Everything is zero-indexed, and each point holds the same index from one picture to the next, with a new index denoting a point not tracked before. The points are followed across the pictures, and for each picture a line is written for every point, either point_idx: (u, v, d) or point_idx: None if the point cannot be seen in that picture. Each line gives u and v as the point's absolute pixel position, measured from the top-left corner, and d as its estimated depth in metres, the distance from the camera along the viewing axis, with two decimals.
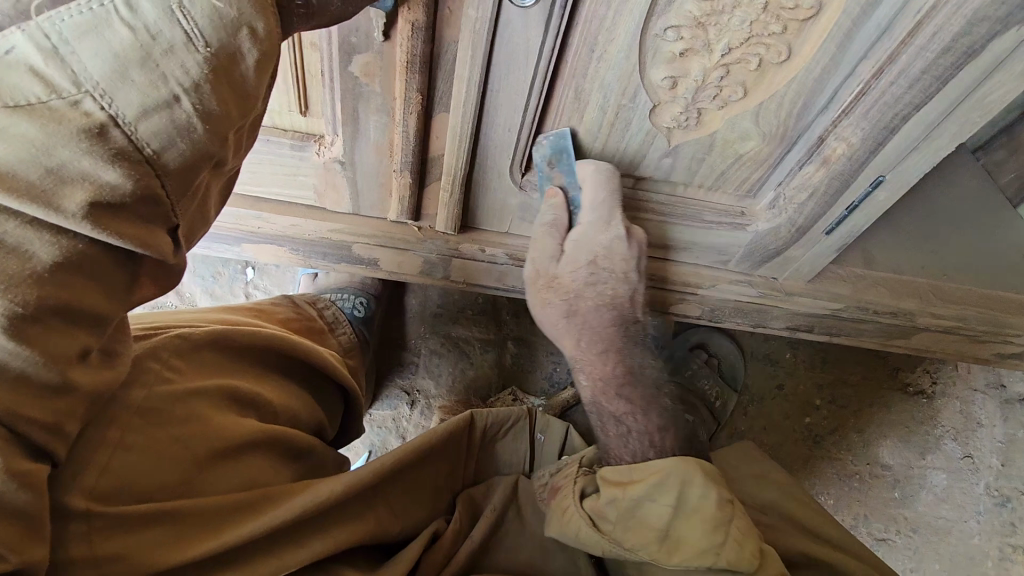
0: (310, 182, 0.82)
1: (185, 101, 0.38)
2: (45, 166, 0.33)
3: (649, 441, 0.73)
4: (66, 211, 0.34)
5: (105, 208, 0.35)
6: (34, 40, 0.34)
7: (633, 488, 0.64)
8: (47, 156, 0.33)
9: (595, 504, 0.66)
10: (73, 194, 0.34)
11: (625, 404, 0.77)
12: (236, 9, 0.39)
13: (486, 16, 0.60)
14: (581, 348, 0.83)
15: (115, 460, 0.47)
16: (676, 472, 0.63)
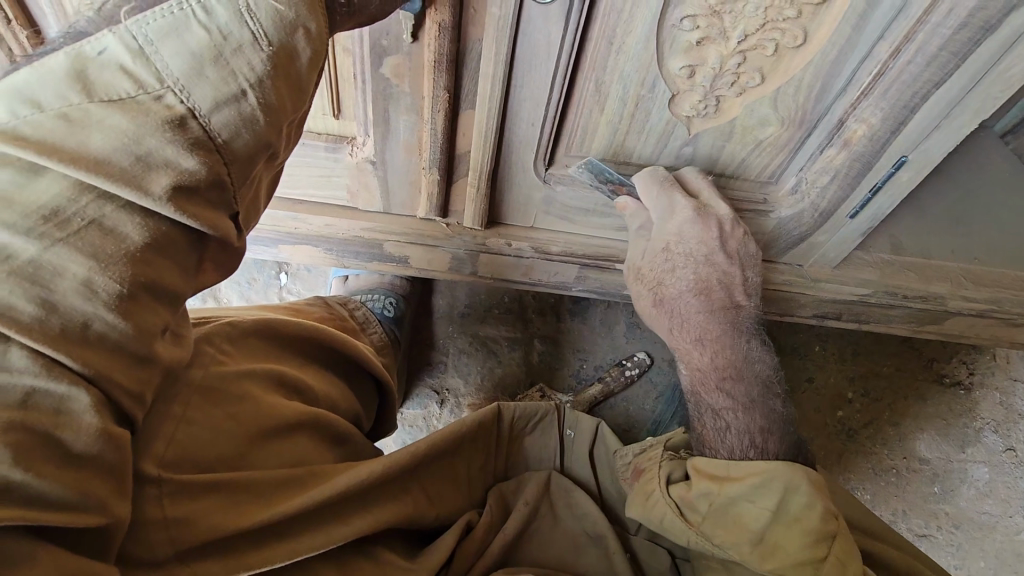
0: (343, 182, 0.86)
1: (251, 95, 0.41)
2: (134, 153, 0.36)
3: (749, 439, 0.71)
4: (153, 193, 0.37)
5: (184, 193, 0.38)
6: (124, 41, 0.38)
7: (731, 485, 0.65)
8: (136, 144, 0.36)
9: (684, 494, 0.67)
10: (158, 178, 0.37)
11: (727, 399, 0.76)
12: (293, 11, 0.43)
13: (509, 14, 0.63)
14: (682, 338, 0.83)
15: (179, 432, 0.49)
16: (782, 477, 0.63)
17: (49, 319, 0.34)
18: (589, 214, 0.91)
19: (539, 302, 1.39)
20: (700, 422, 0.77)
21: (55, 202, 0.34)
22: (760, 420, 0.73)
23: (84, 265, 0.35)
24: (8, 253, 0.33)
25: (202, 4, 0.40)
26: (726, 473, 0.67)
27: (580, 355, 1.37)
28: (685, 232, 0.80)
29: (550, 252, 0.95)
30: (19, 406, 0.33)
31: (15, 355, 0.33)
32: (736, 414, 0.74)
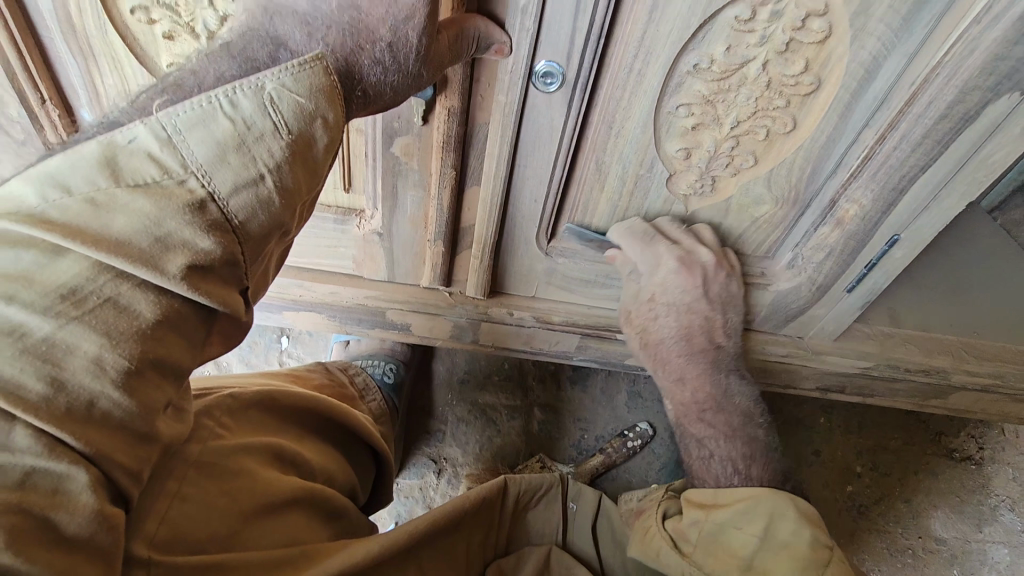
0: (350, 252, 0.88)
1: (269, 180, 0.42)
2: (154, 235, 0.38)
3: (731, 464, 0.76)
4: (168, 272, 0.37)
5: (198, 271, 0.39)
6: (154, 130, 0.40)
7: (719, 511, 0.66)
8: (156, 226, 0.38)
9: (677, 526, 0.68)
10: (175, 258, 0.38)
11: (708, 429, 0.80)
12: (314, 103, 0.45)
13: (514, 101, 0.66)
14: (665, 373, 0.87)
15: (172, 510, 0.48)
16: (769, 501, 0.64)
17: (57, 398, 0.34)
18: (590, 285, 0.93)
19: (540, 369, 1.38)
20: (689, 455, 0.81)
21: (74, 281, 0.35)
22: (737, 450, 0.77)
23: (97, 342, 0.35)
24: (23, 330, 0.33)
25: (230, 97, 0.42)
26: (714, 501, 0.68)
27: (581, 424, 1.35)
28: (669, 282, 0.83)
29: (552, 321, 0.96)
30: (18, 486, 0.32)
31: (19, 433, 0.32)
32: (719, 443, 0.78)
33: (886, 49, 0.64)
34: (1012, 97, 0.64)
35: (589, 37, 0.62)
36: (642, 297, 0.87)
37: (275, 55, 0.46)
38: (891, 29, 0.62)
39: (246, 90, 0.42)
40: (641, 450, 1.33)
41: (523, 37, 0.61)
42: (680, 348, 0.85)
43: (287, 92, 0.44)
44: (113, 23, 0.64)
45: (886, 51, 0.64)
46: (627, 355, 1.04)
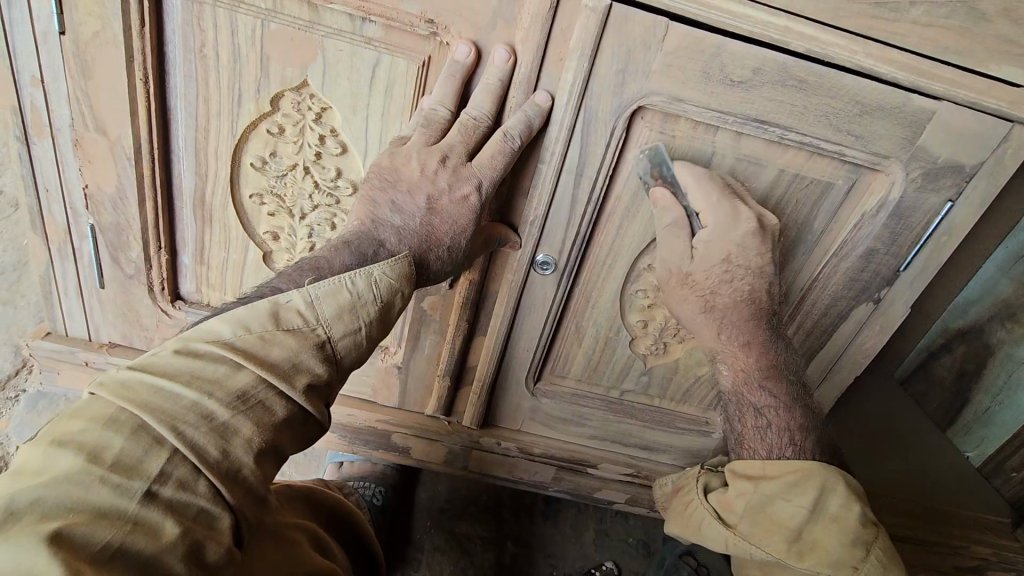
0: (371, 380, 1.06)
1: (364, 330, 0.64)
2: (293, 362, 0.57)
3: (787, 437, 0.84)
4: (297, 388, 0.56)
5: (311, 388, 0.58)
6: (302, 296, 0.61)
7: (768, 485, 0.81)
8: (296, 355, 0.57)
9: (723, 501, 0.85)
10: (301, 378, 0.57)
11: (770, 398, 0.86)
12: (399, 283, 0.68)
13: (518, 279, 0.91)
14: (721, 339, 0.87)
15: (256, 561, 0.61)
16: (819, 480, 0.79)
17: (222, 462, 0.50)
18: (567, 423, 1.11)
19: (514, 503, 1.49)
20: (743, 418, 0.88)
21: (245, 387, 0.53)
22: (793, 422, 0.85)
23: (250, 428, 0.52)
24: (212, 416, 0.51)
25: (351, 277, 0.64)
26: (761, 474, 0.83)
27: (550, 560, 1.43)
28: (749, 244, 0.79)
29: (534, 453, 1.12)
30: (192, 519, 0.47)
31: (200, 483, 0.48)
32: (779, 415, 0.85)
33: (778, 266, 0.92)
34: (868, 305, 0.92)
35: (576, 241, 0.89)
36: (698, 258, 0.82)
37: (376, 251, 0.72)
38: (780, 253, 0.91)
39: (361, 275, 0.64)
40: None
41: (530, 239, 0.87)
42: (741, 324, 0.85)
43: (386, 275, 0.66)
44: (234, 201, 0.89)
45: (777, 268, 0.92)
46: (596, 488, 1.20)
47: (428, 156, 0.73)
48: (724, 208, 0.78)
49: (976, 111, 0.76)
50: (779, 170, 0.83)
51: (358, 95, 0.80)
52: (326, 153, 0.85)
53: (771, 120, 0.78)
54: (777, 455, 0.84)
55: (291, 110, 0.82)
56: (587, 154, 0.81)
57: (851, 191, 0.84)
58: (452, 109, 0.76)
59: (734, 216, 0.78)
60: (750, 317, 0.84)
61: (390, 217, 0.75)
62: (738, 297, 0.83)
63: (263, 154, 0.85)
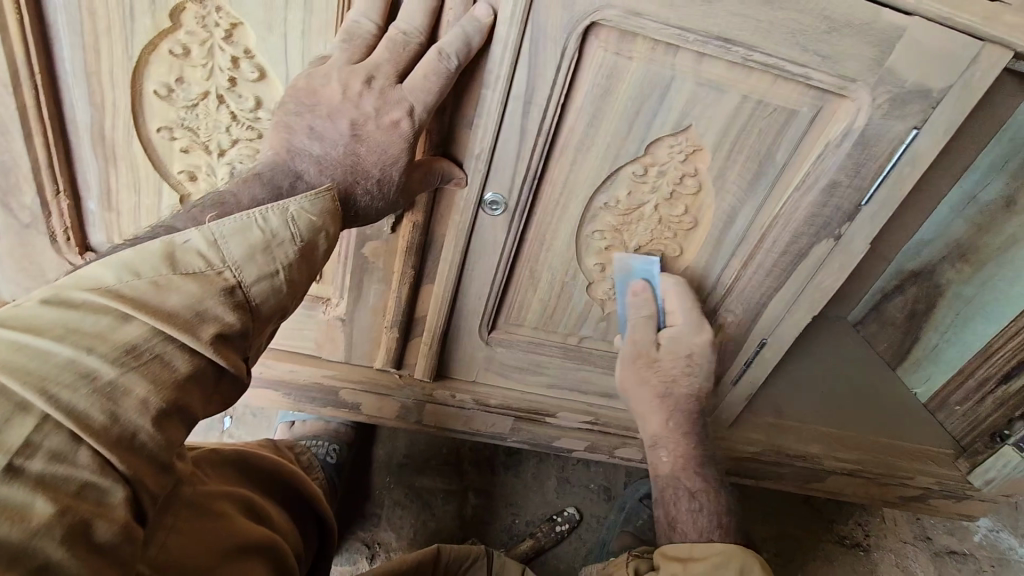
0: (312, 334, 0.98)
1: (282, 273, 0.56)
2: (195, 310, 0.50)
3: (715, 523, 0.85)
4: (202, 338, 0.49)
5: (221, 339, 0.51)
6: (205, 235, 0.53)
7: (699, 565, 0.76)
8: (197, 303, 0.50)
9: None
10: (207, 327, 0.50)
11: (703, 482, 0.90)
12: (321, 220, 0.60)
13: (466, 221, 0.84)
14: (665, 428, 0.94)
15: (169, 540, 0.54)
16: (740, 559, 0.75)
17: (111, 428, 0.43)
18: (523, 370, 1.06)
19: (474, 455, 1.48)
20: (675, 505, 0.88)
21: (135, 340, 0.46)
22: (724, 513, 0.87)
23: (145, 388, 0.45)
24: (94, 375, 0.43)
25: (262, 214, 0.56)
26: (689, 554, 0.78)
27: (513, 509, 1.43)
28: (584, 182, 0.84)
29: (489, 404, 1.08)
30: (73, 495, 0.40)
31: (81, 453, 0.42)
32: (709, 500, 0.88)
33: (740, 202, 0.88)
34: (828, 241, 0.89)
35: (527, 178, 0.82)
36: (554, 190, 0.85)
37: (293, 184, 0.63)
38: (741, 189, 0.86)
39: (276, 211, 0.57)
40: (568, 535, 1.42)
41: (476, 175, 0.80)
42: (677, 409, 0.95)
43: (303, 211, 0.59)
44: (139, 137, 0.79)
45: (740, 203, 0.88)
46: (555, 438, 1.17)
47: (350, 77, 0.63)
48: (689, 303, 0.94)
49: (947, 29, 0.71)
50: (742, 98, 0.77)
51: (272, 8, 0.69)
52: (241, 79, 0.75)
53: (734, 38, 0.71)
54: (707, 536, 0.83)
55: (196, 26, 0.71)
56: (536, 79, 0.73)
57: (816, 120, 0.80)
58: (379, 24, 0.66)
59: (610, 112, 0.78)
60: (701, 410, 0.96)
61: (309, 147, 0.65)
62: (686, 389, 0.95)
63: (168, 80, 0.74)
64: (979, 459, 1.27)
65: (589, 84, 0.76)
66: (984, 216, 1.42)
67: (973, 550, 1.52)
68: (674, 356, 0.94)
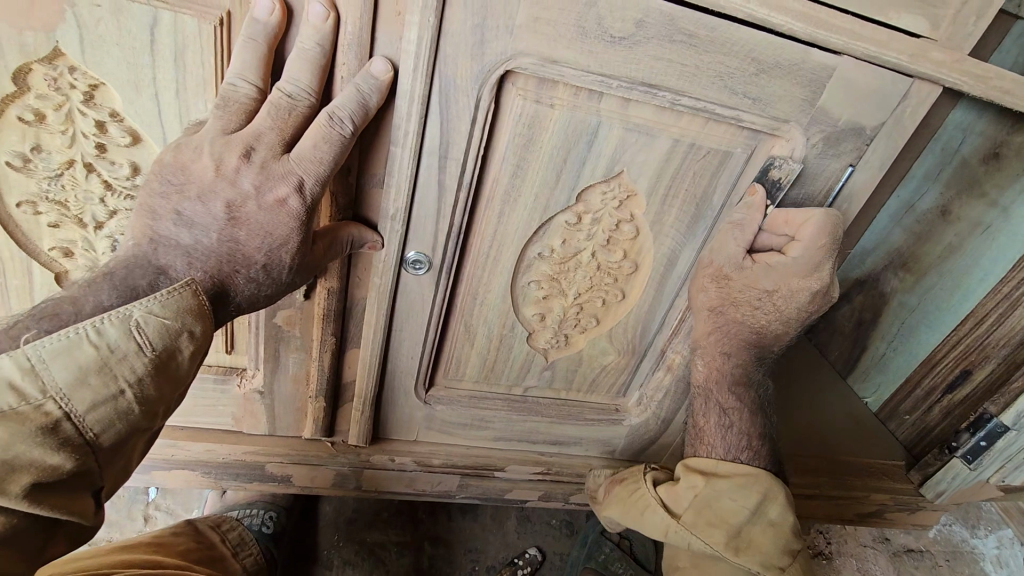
0: (229, 410, 0.89)
1: (129, 393, 0.49)
2: (1, 459, 0.43)
3: (745, 441, 0.88)
4: (10, 492, 0.43)
5: (42, 486, 0.45)
6: (19, 360, 0.45)
7: (718, 481, 0.83)
8: (4, 450, 0.43)
9: (668, 494, 0.86)
10: (19, 478, 0.43)
11: (734, 400, 0.89)
12: (179, 320, 0.51)
13: (387, 283, 0.77)
14: (708, 339, 0.87)
15: None
16: (765, 485, 0.82)
17: None
18: (466, 427, 1.00)
19: (429, 501, 1.40)
20: (704, 413, 0.90)
21: None
22: (751, 430, 0.90)
23: None
24: None
25: (96, 325, 0.48)
26: (712, 471, 0.85)
27: (471, 555, 1.36)
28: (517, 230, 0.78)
29: (432, 465, 1.01)
30: None
31: None
32: (741, 418, 0.89)
33: (678, 246, 0.83)
34: None
35: (450, 236, 0.75)
36: (489, 233, 0.78)
37: (155, 282, 0.55)
38: (679, 232, 0.82)
39: (113, 319, 0.48)
40: None
41: (393, 237, 0.73)
42: (732, 337, 0.87)
43: (153, 315, 0.50)
44: None
45: (679, 246, 0.83)
46: (506, 490, 1.11)
47: (225, 150, 0.55)
48: (818, 246, 0.75)
49: (876, 66, 0.68)
50: (672, 141, 0.73)
51: (138, 67, 0.60)
52: (111, 145, 0.66)
53: (659, 83, 0.66)
54: (733, 453, 0.87)
55: (48, 89, 0.61)
56: (451, 131, 0.66)
57: (750, 161, 0.76)
58: (260, 86, 0.58)
59: (535, 162, 0.72)
60: (750, 342, 0.87)
61: (176, 235, 0.56)
62: (747, 323, 0.85)
63: (22, 150, 0.64)
64: (930, 472, 1.25)
65: (509, 137, 0.70)
66: (923, 225, 1.43)
67: (929, 547, 1.53)
68: (749, 289, 0.81)
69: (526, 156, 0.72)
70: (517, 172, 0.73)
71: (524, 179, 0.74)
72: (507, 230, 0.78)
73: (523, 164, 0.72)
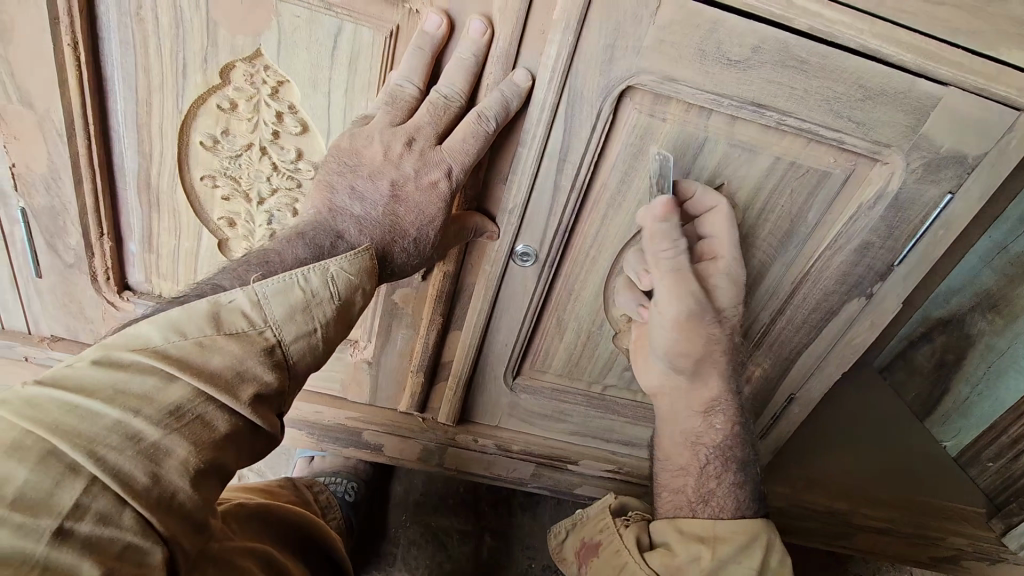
0: (339, 376, 0.99)
1: (319, 332, 0.58)
2: (237, 369, 0.51)
3: (755, 497, 0.85)
4: (241, 398, 0.51)
5: (259, 400, 0.53)
6: (249, 294, 0.55)
7: (721, 548, 0.77)
8: (239, 363, 0.51)
9: (662, 561, 0.77)
10: (247, 388, 0.51)
11: (727, 440, 0.87)
12: (358, 278, 0.62)
13: (497, 271, 0.85)
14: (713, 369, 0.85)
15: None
16: (753, 536, 0.79)
17: (153, 489, 0.44)
18: (548, 418, 1.06)
19: (492, 495, 1.46)
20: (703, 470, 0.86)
21: (180, 402, 0.47)
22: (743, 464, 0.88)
23: (186, 448, 0.47)
24: (139, 436, 0.45)
25: (303, 274, 0.58)
26: (706, 534, 0.79)
27: (529, 552, 1.40)
28: (617, 232, 0.85)
29: (511, 450, 1.08)
30: (117, 558, 0.41)
31: (126, 516, 0.43)
32: (732, 459, 0.86)
33: (770, 259, 0.88)
34: (860, 299, 0.88)
35: (558, 232, 0.83)
36: (590, 232, 0.85)
37: (334, 243, 0.66)
38: (771, 245, 0.86)
39: (316, 271, 0.58)
40: None
41: (509, 229, 0.81)
42: (715, 366, 0.85)
43: (343, 271, 0.60)
44: (184, 184, 0.81)
45: (770, 260, 0.88)
46: (575, 485, 1.16)
47: (392, 138, 0.66)
48: None
49: (981, 98, 0.71)
50: (775, 158, 0.78)
51: (318, 67, 0.72)
52: (284, 132, 0.78)
53: (768, 103, 0.72)
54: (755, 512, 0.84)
55: (244, 83, 0.73)
56: (572, 137, 0.74)
57: (848, 182, 0.80)
58: (421, 87, 0.68)
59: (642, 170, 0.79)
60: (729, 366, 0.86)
61: (349, 205, 0.68)
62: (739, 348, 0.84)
63: (213, 132, 0.77)
64: (1013, 521, 1.21)
65: (621, 147, 0.77)
66: (1017, 268, 1.39)
67: None
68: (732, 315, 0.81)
69: (634, 164, 0.78)
70: (625, 179, 0.80)
71: (631, 185, 0.80)
72: (608, 231, 0.85)
73: (633, 171, 0.79)
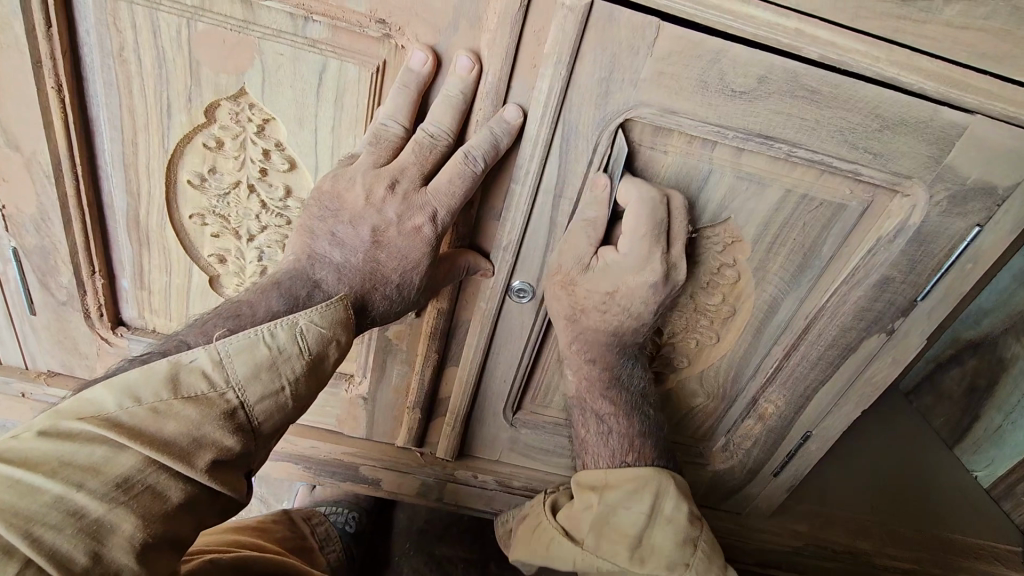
0: (335, 411, 0.97)
1: (287, 390, 0.57)
2: (193, 436, 0.51)
3: (627, 442, 0.85)
4: (197, 466, 0.51)
5: (218, 464, 0.53)
6: (210, 354, 0.55)
7: (609, 493, 0.80)
8: (196, 429, 0.51)
9: (568, 521, 0.81)
10: (204, 455, 0.52)
11: (610, 405, 0.85)
12: (330, 330, 0.61)
13: (492, 308, 0.82)
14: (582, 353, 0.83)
15: None
16: (651, 485, 0.79)
17: (93, 568, 0.45)
18: (549, 454, 1.02)
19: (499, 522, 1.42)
20: (583, 426, 0.88)
21: (128, 472, 0.48)
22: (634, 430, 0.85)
23: (134, 523, 0.47)
24: (82, 512, 0.46)
25: (270, 329, 0.57)
26: (602, 483, 0.82)
27: None
28: None
29: (512, 485, 1.04)
30: None
31: None
32: (618, 421, 0.85)
33: (782, 293, 0.83)
34: (880, 336, 0.82)
35: None
36: None
37: (310, 293, 0.65)
38: (783, 280, 0.81)
39: (283, 326, 0.58)
40: None
41: (503, 265, 0.78)
42: (596, 344, 0.82)
43: (314, 324, 0.59)
44: (173, 223, 0.79)
45: (781, 294, 0.83)
46: None
47: (374, 181, 0.64)
48: (639, 240, 0.71)
49: (1010, 127, 0.66)
50: (785, 190, 0.73)
51: (304, 104, 0.69)
52: (272, 169, 0.75)
53: (776, 135, 0.67)
54: (619, 459, 0.84)
55: (229, 121, 0.71)
56: (567, 172, 0.70)
57: (864, 216, 0.75)
58: (406, 126, 0.65)
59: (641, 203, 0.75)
60: (613, 344, 0.82)
61: (330, 253, 0.67)
62: (605, 326, 0.80)
63: (201, 170, 0.75)
64: None
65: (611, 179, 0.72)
66: None
67: None
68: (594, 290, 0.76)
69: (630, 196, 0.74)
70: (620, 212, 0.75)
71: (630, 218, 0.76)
72: None
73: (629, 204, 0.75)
